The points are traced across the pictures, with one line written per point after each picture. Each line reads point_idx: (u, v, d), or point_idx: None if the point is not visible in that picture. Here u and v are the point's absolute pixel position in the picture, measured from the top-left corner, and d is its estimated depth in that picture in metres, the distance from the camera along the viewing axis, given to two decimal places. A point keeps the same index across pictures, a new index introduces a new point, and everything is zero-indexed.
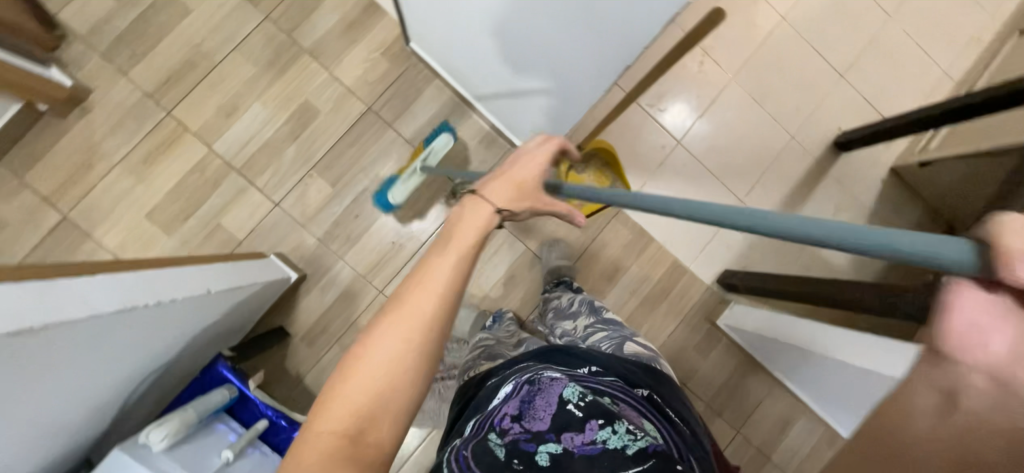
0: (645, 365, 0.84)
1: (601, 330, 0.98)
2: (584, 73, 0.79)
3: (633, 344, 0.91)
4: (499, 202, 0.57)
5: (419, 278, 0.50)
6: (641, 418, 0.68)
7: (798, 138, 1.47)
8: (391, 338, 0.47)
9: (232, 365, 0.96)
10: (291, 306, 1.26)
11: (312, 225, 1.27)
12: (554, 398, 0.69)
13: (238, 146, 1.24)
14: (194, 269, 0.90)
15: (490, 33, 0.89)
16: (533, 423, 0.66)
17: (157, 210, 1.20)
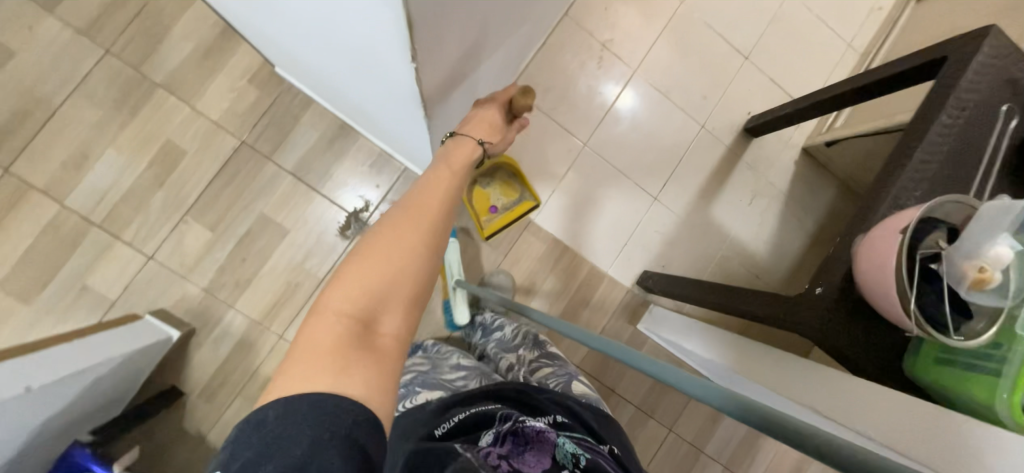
0: (601, 411, 0.84)
1: (546, 366, 0.97)
2: (399, 97, 0.67)
3: (581, 383, 0.91)
4: (480, 136, 0.68)
5: (425, 185, 0.55)
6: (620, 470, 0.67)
7: (708, 127, 1.43)
8: (407, 226, 0.50)
9: (95, 452, 0.88)
10: (182, 364, 1.16)
11: (194, 275, 1.17)
12: (547, 457, 0.64)
13: (96, 197, 1.12)
14: (18, 361, 0.79)
15: (311, 53, 0.79)
16: (523, 467, 0.62)
17: (9, 279, 1.09)
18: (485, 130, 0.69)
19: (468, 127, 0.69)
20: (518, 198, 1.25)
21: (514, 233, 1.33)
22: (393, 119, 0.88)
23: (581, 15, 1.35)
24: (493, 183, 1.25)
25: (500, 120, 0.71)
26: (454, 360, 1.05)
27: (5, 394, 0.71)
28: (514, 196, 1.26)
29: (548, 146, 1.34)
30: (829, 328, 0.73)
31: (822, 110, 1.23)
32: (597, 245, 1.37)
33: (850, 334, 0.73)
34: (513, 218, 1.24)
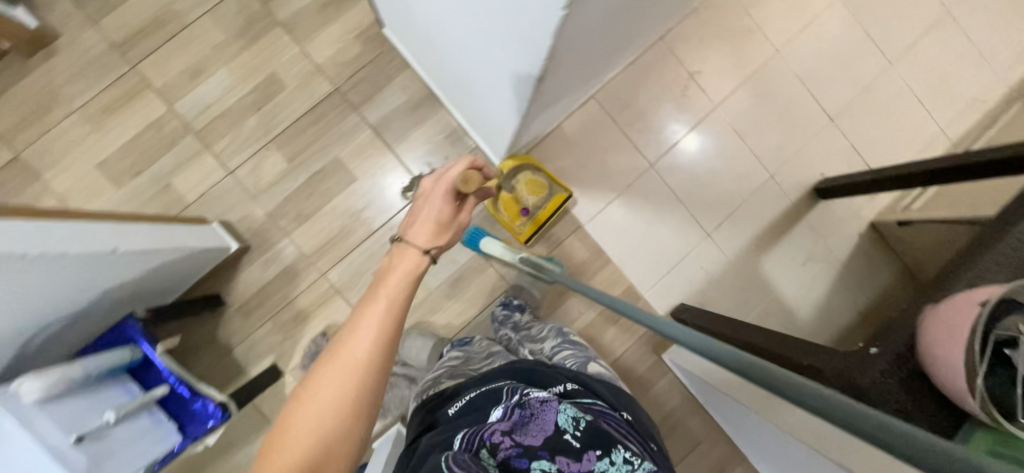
0: (613, 386, 0.85)
1: (567, 349, 0.97)
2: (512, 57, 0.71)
3: (597, 365, 0.92)
4: (424, 244, 0.65)
5: (354, 325, 0.57)
6: (623, 434, 0.71)
7: (778, 179, 1.41)
8: (335, 376, 0.54)
9: (143, 328, 0.93)
10: (230, 276, 1.23)
11: (262, 198, 1.24)
12: (550, 425, 0.68)
13: (199, 108, 1.22)
14: (110, 226, 0.86)
15: (437, 19, 0.87)
16: (525, 437, 0.67)
17: (108, 162, 1.20)
18: (431, 232, 0.66)
19: (413, 229, 0.67)
20: (546, 195, 1.27)
21: (562, 234, 1.34)
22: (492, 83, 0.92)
23: (676, 42, 1.38)
24: (515, 185, 1.24)
25: (449, 215, 0.68)
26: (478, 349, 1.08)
27: (97, 249, 0.78)
28: (541, 194, 1.27)
29: (615, 159, 1.36)
30: (877, 390, 0.71)
31: (903, 185, 1.20)
32: (640, 266, 1.37)
33: (896, 404, 0.70)
34: (546, 215, 1.27)
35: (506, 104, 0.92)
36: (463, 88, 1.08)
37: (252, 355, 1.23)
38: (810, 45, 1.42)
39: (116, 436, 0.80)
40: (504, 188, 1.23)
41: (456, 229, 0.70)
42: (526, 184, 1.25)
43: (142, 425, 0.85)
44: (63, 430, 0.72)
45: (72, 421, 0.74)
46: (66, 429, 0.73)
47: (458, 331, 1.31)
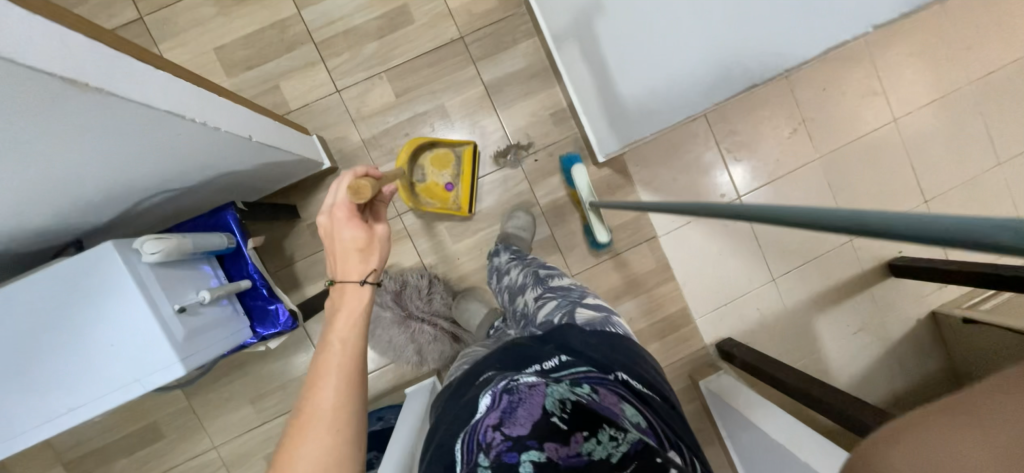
0: (605, 335, 0.79)
1: (550, 299, 0.90)
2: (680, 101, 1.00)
3: (586, 309, 0.86)
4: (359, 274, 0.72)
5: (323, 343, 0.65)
6: (622, 403, 0.62)
7: (855, 244, 1.41)
8: (324, 391, 0.60)
9: (239, 218, 0.94)
10: (311, 191, 1.23)
11: (362, 124, 1.24)
12: (538, 409, 0.57)
13: (325, 20, 1.22)
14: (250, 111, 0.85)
15: None
16: (513, 428, 0.55)
17: (226, 49, 1.20)
18: (358, 259, 0.74)
19: (342, 269, 0.74)
20: (456, 160, 1.26)
21: (633, 240, 1.34)
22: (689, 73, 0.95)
23: (798, 84, 1.36)
24: (424, 170, 1.26)
25: (365, 236, 0.76)
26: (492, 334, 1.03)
27: (238, 133, 0.76)
28: (451, 162, 1.26)
29: (705, 181, 1.35)
30: None
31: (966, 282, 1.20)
32: (699, 291, 1.37)
33: None
34: (466, 175, 1.24)
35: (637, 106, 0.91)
36: (602, 74, 1.08)
37: (312, 272, 1.23)
38: (926, 123, 1.40)
39: (206, 315, 0.81)
40: (415, 181, 1.26)
41: (380, 246, 0.77)
42: (432, 165, 1.26)
43: (224, 312, 0.86)
44: (165, 297, 0.73)
45: (173, 290, 0.75)
46: (167, 296, 0.74)
47: None
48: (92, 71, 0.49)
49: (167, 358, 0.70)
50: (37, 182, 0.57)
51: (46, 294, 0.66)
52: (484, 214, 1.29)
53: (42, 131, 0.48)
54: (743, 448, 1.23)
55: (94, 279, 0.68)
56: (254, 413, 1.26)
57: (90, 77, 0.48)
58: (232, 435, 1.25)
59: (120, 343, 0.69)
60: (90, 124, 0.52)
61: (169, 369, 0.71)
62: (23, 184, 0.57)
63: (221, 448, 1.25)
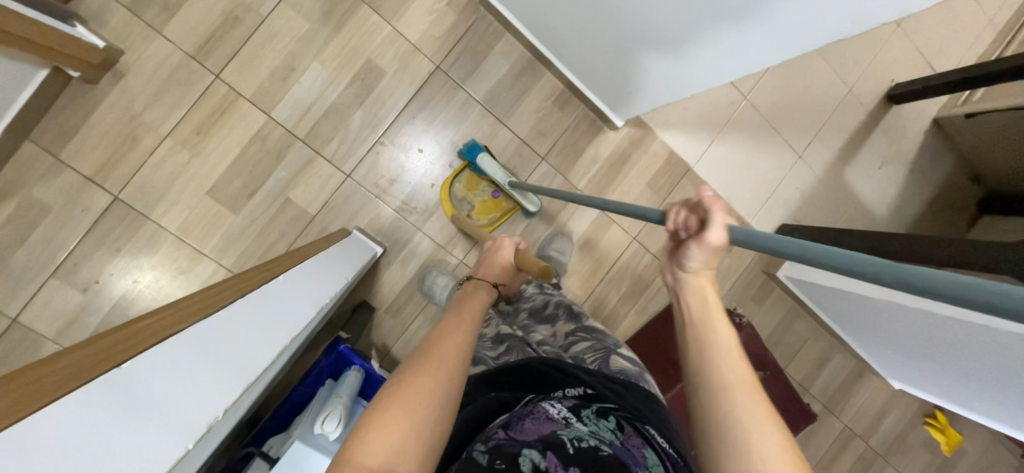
0: (635, 387, 0.71)
1: (583, 340, 0.83)
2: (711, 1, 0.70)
3: (619, 359, 0.78)
4: (492, 279, 0.83)
5: (445, 335, 0.57)
6: (645, 448, 0.57)
7: (855, 90, 1.48)
8: (432, 371, 0.51)
9: (351, 346, 0.93)
10: (372, 280, 1.21)
11: (386, 196, 1.20)
12: (546, 429, 0.55)
13: (300, 111, 1.13)
14: (332, 248, 0.86)
15: (593, 12, 0.92)
16: (520, 433, 0.55)
17: (218, 186, 1.11)
18: (498, 270, 0.85)
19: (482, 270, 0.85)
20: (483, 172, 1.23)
21: (672, 180, 1.37)
22: (660, 21, 0.81)
23: None
24: (467, 199, 1.23)
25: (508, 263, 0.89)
26: (495, 330, 0.87)
27: (344, 277, 0.78)
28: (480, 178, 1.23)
29: (710, 97, 1.37)
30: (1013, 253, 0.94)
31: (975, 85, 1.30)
32: (744, 196, 1.44)
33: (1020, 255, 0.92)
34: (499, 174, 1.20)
35: (662, 68, 0.94)
36: (588, 52, 1.07)
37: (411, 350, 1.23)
38: None
39: None
40: (466, 212, 1.23)
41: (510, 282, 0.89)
42: (468, 188, 1.23)
43: None
44: None
45: None
46: None
47: (591, 291, 1.34)
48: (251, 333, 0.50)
49: None
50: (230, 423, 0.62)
51: None
52: (535, 224, 1.29)
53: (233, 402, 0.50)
54: (834, 308, 1.38)
55: None
56: None
57: (249, 338, 0.50)
58: None
59: None
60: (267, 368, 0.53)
61: None
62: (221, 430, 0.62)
63: None
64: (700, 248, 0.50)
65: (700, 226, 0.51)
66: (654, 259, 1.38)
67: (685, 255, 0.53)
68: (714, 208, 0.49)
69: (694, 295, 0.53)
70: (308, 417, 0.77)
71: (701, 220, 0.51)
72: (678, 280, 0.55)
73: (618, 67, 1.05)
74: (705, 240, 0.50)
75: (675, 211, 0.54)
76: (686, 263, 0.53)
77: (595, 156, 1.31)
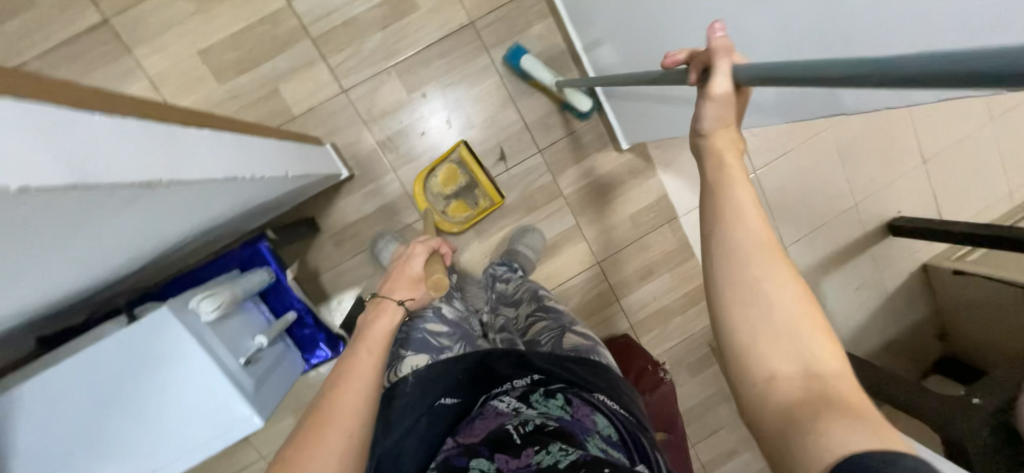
0: (587, 362, 0.68)
1: (541, 320, 0.81)
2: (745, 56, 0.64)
3: (575, 334, 0.75)
4: (400, 296, 0.67)
5: (342, 385, 0.53)
6: (594, 414, 0.57)
7: (859, 208, 1.46)
8: (328, 437, 0.48)
9: (273, 249, 0.90)
10: (328, 202, 1.18)
11: (374, 126, 1.16)
12: (493, 424, 0.57)
13: (321, 11, 1.10)
14: (277, 142, 0.80)
15: (623, 20, 0.87)
16: (468, 437, 0.58)
17: (212, 50, 1.07)
18: (409, 284, 0.70)
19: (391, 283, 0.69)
20: (460, 167, 1.19)
21: (655, 222, 1.34)
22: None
23: None
24: (443, 197, 1.21)
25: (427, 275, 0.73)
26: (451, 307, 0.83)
27: (275, 172, 0.71)
28: (459, 175, 1.20)
29: None
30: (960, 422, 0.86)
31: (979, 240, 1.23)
32: None
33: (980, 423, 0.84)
34: (477, 167, 1.16)
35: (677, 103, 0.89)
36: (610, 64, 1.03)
37: (339, 284, 1.19)
38: None
39: (264, 358, 0.81)
40: (442, 209, 1.21)
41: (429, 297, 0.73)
42: (445, 184, 1.19)
43: (278, 351, 0.86)
44: (230, 353, 0.72)
45: (232, 343, 0.74)
46: (231, 351, 0.73)
47: None
48: (156, 159, 0.43)
49: (243, 415, 0.70)
50: (80, 271, 0.53)
51: (108, 364, 0.65)
52: (507, 210, 1.25)
53: (113, 222, 0.42)
54: None
55: (156, 352, 0.66)
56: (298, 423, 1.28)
57: (139, 159, 0.41)
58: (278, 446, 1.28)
59: (191, 405, 0.68)
60: (153, 206, 0.46)
61: (249, 422, 0.70)
62: (64, 275, 0.52)
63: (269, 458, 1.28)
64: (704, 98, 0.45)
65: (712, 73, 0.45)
66: (608, 290, 1.35)
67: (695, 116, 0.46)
68: (718, 53, 0.46)
69: (709, 161, 0.44)
70: (192, 291, 0.74)
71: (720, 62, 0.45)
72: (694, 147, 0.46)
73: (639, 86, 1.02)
74: (711, 88, 0.44)
75: (692, 66, 0.49)
76: (697, 125, 0.46)
77: (589, 170, 1.29)
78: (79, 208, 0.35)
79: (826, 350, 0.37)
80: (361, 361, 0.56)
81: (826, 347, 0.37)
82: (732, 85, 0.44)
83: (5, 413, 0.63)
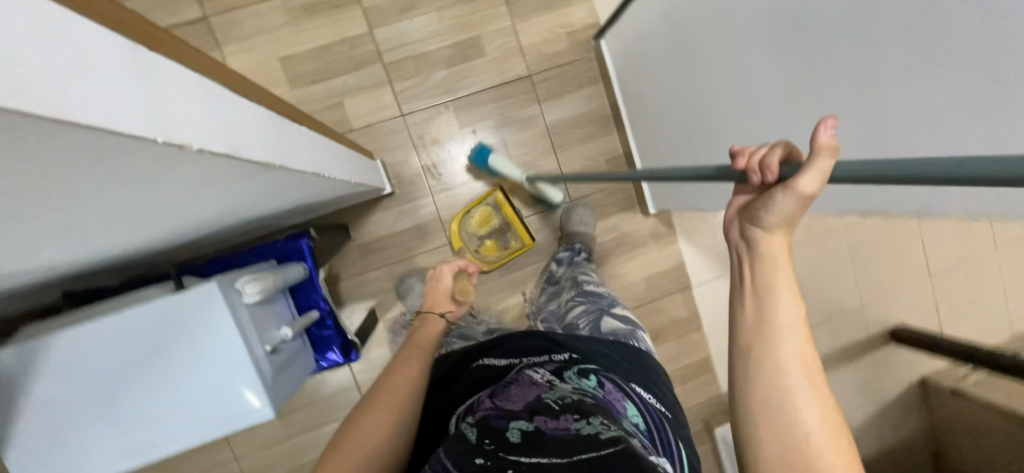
0: (623, 346, 0.72)
1: (579, 304, 0.88)
2: (804, 136, 0.66)
3: (611, 319, 0.79)
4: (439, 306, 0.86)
5: (411, 344, 0.73)
6: (625, 400, 0.57)
7: (865, 310, 1.49)
8: (405, 369, 0.66)
9: (311, 247, 0.93)
10: (364, 212, 1.22)
11: (422, 151, 1.24)
12: (530, 394, 0.55)
13: (397, 42, 1.21)
14: (345, 150, 0.86)
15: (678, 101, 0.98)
16: (506, 402, 0.54)
17: (292, 59, 1.17)
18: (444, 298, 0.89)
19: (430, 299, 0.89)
20: (495, 211, 1.25)
21: (668, 288, 1.38)
22: (739, 132, 0.81)
23: None
24: (478, 236, 1.26)
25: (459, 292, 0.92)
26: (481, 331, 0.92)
27: (344, 176, 0.77)
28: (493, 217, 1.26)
29: None
30: None
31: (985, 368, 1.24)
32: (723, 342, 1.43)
33: None
34: (512, 212, 1.22)
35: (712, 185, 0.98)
36: (655, 132, 1.14)
37: (357, 293, 1.22)
38: None
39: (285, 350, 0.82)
40: (475, 248, 1.25)
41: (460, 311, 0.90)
42: (478, 228, 1.25)
43: (297, 346, 0.86)
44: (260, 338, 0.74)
45: (263, 329, 0.76)
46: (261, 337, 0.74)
47: None
48: (274, 146, 0.48)
49: (257, 401, 0.70)
50: (159, 231, 0.57)
51: (145, 325, 0.67)
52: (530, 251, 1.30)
53: (223, 191, 0.46)
54: None
55: (194, 322, 0.67)
56: (281, 427, 1.26)
57: (264, 142, 0.46)
58: (255, 447, 1.25)
59: (216, 382, 0.69)
60: (254, 185, 0.49)
61: (261, 411, 0.71)
62: (144, 233, 0.56)
63: (244, 460, 1.25)
64: (787, 194, 0.39)
65: (810, 157, 0.38)
66: None
67: (764, 206, 0.41)
68: (820, 155, 0.38)
69: (765, 262, 0.42)
70: (236, 272, 0.76)
71: (819, 146, 0.38)
72: (746, 238, 0.44)
73: (675, 160, 1.10)
74: (796, 188, 0.39)
75: (754, 152, 0.44)
76: (763, 217, 0.42)
77: (614, 227, 1.34)
78: (213, 174, 0.40)
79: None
80: (423, 332, 0.77)
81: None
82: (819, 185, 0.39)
83: (32, 361, 0.64)
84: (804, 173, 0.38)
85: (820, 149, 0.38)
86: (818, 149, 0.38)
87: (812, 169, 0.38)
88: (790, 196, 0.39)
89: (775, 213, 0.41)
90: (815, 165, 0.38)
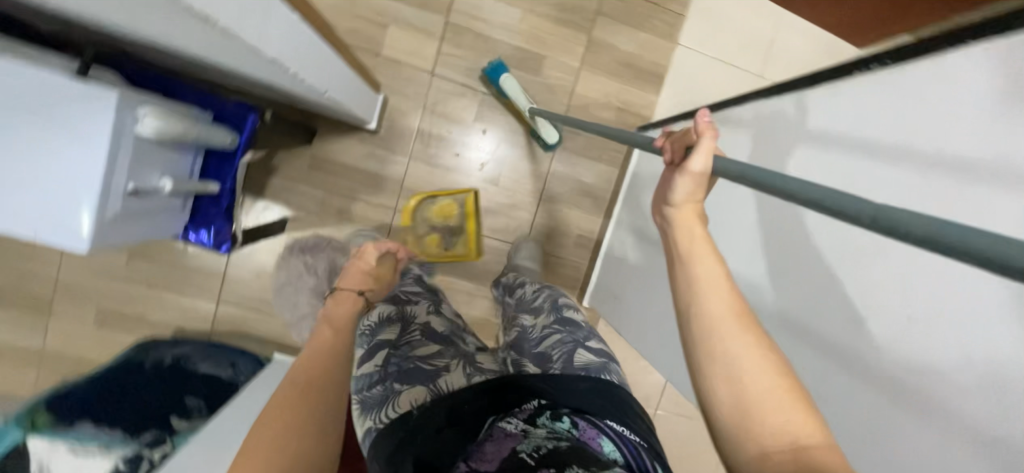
0: (606, 389, 0.62)
1: (554, 330, 0.73)
2: (830, 321, 0.59)
3: (587, 352, 0.68)
4: (353, 285, 0.80)
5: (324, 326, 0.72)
6: (602, 437, 0.52)
7: None
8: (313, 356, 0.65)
9: (255, 127, 0.88)
10: (338, 132, 1.16)
11: (427, 115, 1.19)
12: (510, 447, 0.48)
13: (471, 12, 1.18)
14: (342, 65, 0.81)
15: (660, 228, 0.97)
16: (482, 463, 0.47)
17: None
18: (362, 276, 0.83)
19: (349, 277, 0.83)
20: (458, 209, 1.20)
21: None
22: None
23: None
24: (431, 224, 1.21)
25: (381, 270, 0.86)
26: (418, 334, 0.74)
27: (317, 85, 0.71)
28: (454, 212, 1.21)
29: (647, 380, 1.33)
30: None
31: None
32: None
33: None
34: (473, 218, 1.19)
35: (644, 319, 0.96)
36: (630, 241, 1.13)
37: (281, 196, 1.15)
38: None
39: (155, 199, 0.75)
40: (422, 232, 1.21)
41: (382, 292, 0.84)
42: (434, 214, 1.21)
43: (171, 203, 0.80)
44: (132, 175, 0.67)
45: (143, 168, 0.69)
46: (135, 175, 0.68)
47: None
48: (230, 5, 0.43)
49: (80, 231, 0.62)
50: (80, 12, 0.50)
51: None
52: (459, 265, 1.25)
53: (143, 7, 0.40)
54: None
55: (70, 116, 0.59)
56: (124, 263, 1.16)
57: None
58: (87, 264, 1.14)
59: (53, 187, 0.60)
60: (188, 25, 0.43)
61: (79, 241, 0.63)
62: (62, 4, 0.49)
63: (68, 268, 1.14)
64: (681, 174, 0.49)
65: (698, 139, 0.48)
66: None
67: (670, 186, 0.51)
68: (703, 137, 0.48)
69: (680, 228, 0.50)
70: (155, 99, 0.70)
71: (703, 134, 0.48)
72: (665, 215, 0.52)
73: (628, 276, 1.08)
74: (688, 167, 0.48)
75: (666, 141, 0.53)
76: (670, 196, 0.51)
77: None
78: None
79: (800, 417, 0.40)
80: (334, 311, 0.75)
81: (798, 414, 0.40)
82: (708, 163, 0.48)
83: None
84: (696, 153, 0.48)
85: (701, 136, 0.48)
86: (702, 134, 0.48)
87: (699, 152, 0.48)
88: (682, 177, 0.49)
89: (679, 189, 0.50)
90: (700, 149, 0.48)
